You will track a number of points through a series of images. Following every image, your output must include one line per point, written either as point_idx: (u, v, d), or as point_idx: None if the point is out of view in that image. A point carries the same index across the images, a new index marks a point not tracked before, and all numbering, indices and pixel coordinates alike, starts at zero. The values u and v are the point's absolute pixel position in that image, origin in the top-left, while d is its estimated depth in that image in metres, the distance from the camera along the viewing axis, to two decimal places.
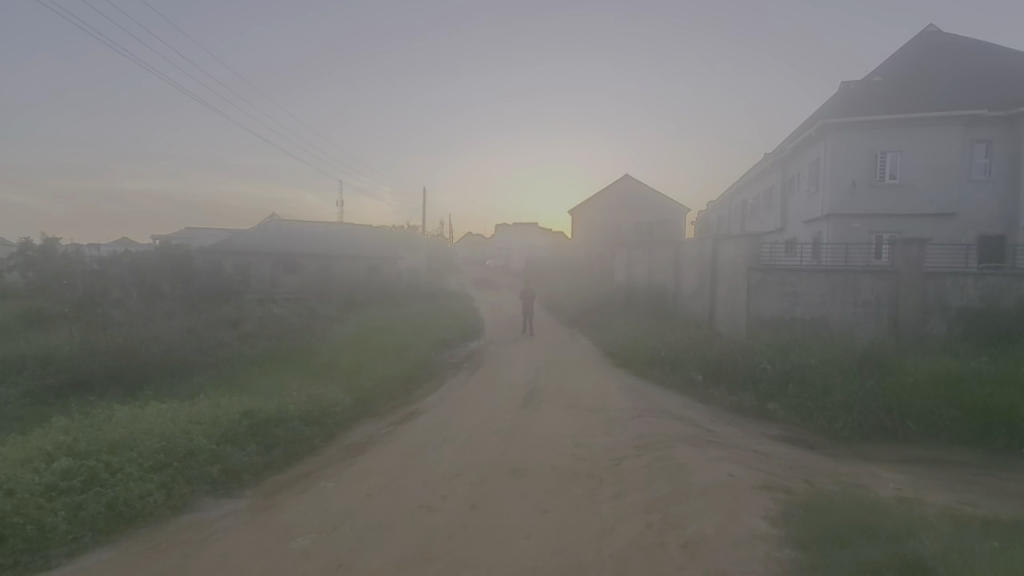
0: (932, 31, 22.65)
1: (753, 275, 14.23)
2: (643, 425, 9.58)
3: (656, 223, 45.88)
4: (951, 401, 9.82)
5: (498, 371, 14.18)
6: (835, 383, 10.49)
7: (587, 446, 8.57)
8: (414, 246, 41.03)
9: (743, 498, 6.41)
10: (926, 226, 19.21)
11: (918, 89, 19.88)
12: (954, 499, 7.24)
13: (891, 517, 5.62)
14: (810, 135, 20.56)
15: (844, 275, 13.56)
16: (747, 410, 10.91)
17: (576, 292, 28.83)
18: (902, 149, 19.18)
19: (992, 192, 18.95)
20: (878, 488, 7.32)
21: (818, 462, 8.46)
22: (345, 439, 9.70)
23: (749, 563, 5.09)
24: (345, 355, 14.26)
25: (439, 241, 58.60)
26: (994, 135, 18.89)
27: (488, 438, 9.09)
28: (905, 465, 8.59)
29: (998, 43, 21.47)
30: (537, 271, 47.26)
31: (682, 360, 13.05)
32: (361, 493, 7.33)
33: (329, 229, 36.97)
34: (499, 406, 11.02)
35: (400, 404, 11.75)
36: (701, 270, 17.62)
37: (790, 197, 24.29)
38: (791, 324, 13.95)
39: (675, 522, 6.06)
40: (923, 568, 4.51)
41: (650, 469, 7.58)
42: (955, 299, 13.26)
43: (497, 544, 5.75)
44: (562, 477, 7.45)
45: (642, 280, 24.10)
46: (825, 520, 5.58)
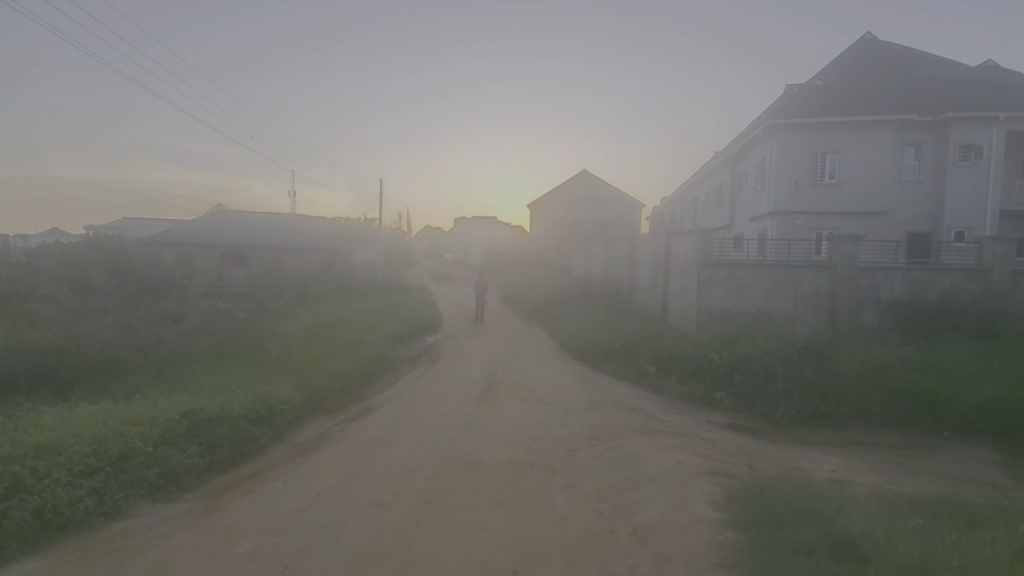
0: (870, 39, 23.91)
1: (703, 269, 14.73)
2: (597, 416, 9.77)
3: (614, 218, 46.72)
4: (881, 387, 10.50)
5: (455, 365, 14.08)
6: (777, 372, 11.02)
7: (542, 438, 8.65)
8: (370, 239, 40.19)
9: (690, 484, 6.63)
10: (861, 223, 20.38)
11: (855, 93, 21.01)
12: (882, 479, 7.76)
13: (824, 498, 5.94)
14: (758, 135, 21.42)
15: (786, 270, 14.24)
16: (696, 399, 11.32)
17: (534, 286, 29.00)
18: (841, 151, 20.24)
19: (920, 192, 20.25)
20: (814, 471, 7.75)
21: (761, 448, 8.86)
22: (295, 438, 9.40)
23: (693, 546, 5.27)
24: (296, 351, 13.81)
25: (396, 234, 57.74)
26: (923, 139, 20.15)
27: (443, 432, 9.03)
28: (839, 448, 9.14)
29: (927, 53, 22.92)
30: (496, 265, 47.19)
31: (636, 352, 13.38)
32: (311, 493, 7.13)
33: (280, 221, 35.59)
34: (455, 400, 10.98)
35: (354, 399, 11.50)
36: (655, 264, 18.11)
37: (738, 195, 25.28)
38: (738, 316, 14.54)
39: (624, 510, 6.20)
40: (851, 544, 4.77)
41: (602, 459, 7.73)
42: (886, 292, 14.14)
43: (452, 538, 5.73)
44: (516, 469, 7.49)
45: (599, 275, 24.50)
46: (765, 501, 5.85)
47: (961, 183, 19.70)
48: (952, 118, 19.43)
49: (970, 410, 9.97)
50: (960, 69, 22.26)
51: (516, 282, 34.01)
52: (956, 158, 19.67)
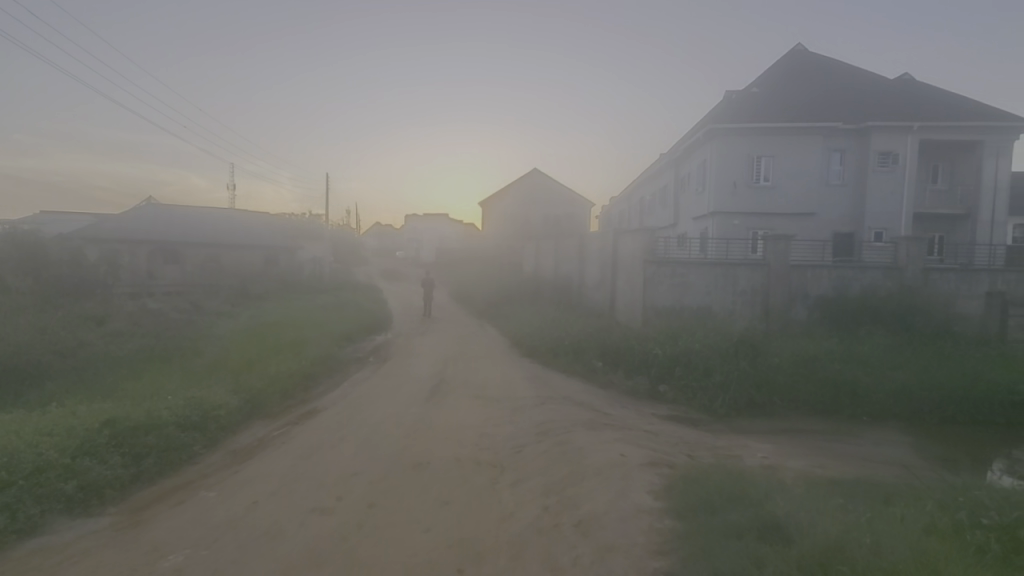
0: (800, 50, 25.38)
1: (648, 267, 15.21)
2: (545, 413, 9.88)
3: (564, 216, 47.28)
4: (808, 377, 11.22)
5: (404, 364, 13.85)
6: (715, 365, 11.57)
7: (489, 436, 8.66)
8: (317, 236, 38.89)
9: (632, 475, 6.83)
10: (792, 224, 21.67)
11: (787, 101, 22.29)
12: (808, 463, 8.29)
13: (754, 483, 6.26)
14: (699, 138, 22.37)
15: (725, 268, 14.92)
16: (640, 392, 11.71)
17: (485, 283, 28.91)
18: (774, 155, 21.41)
19: (844, 195, 21.69)
20: (747, 459, 8.18)
21: (700, 438, 9.26)
22: (231, 444, 8.96)
23: (634, 535, 5.43)
24: (234, 352, 13.15)
25: (344, 231, 56.12)
26: (847, 145, 21.62)
27: (388, 433, 8.86)
28: (771, 435, 9.71)
29: (851, 65, 24.53)
30: (447, 263, 46.70)
31: (584, 348, 13.63)
32: (246, 501, 6.82)
33: (217, 216, 33.79)
34: (402, 399, 10.81)
35: (296, 402, 11.09)
36: (603, 262, 18.53)
37: (681, 196, 26.26)
38: (680, 311, 15.12)
39: (569, 504, 6.31)
40: (778, 526, 5.03)
41: (549, 455, 7.82)
42: (813, 289, 15.05)
43: (395, 541, 5.64)
44: (463, 468, 7.46)
45: (549, 273, 24.75)
46: (700, 488, 6.11)
47: (880, 188, 21.24)
48: (872, 126, 20.93)
49: (885, 398, 10.83)
50: (878, 80, 23.97)
51: (467, 279, 33.78)
52: (875, 164, 21.21)
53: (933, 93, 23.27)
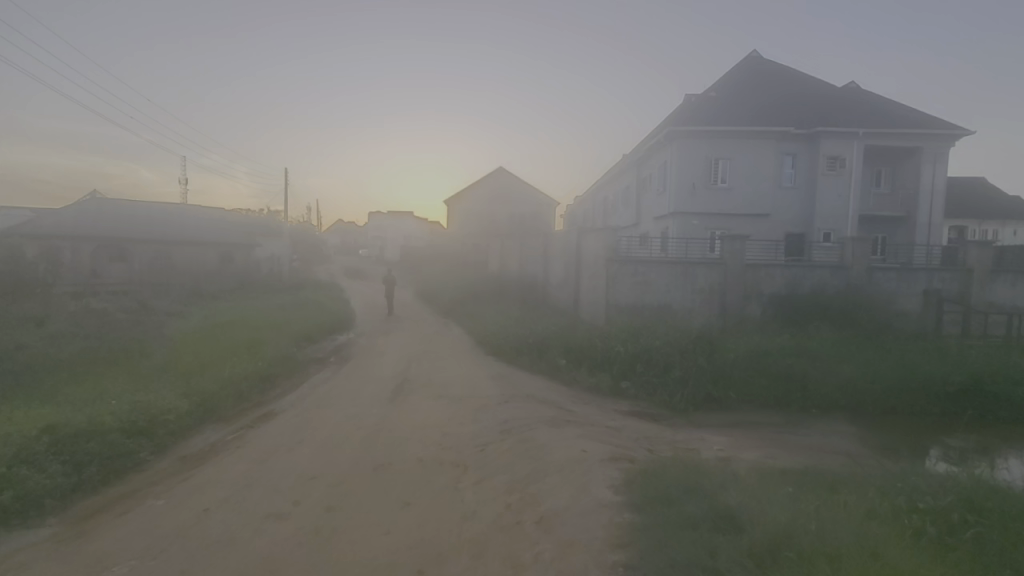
0: (754, 57, 26.30)
1: (611, 266, 15.48)
2: (508, 411, 9.91)
3: (529, 215, 47.48)
4: (762, 372, 11.68)
5: (367, 364, 13.62)
6: (674, 361, 11.89)
7: (452, 435, 8.61)
8: (276, 233, 37.73)
9: (594, 471, 6.92)
10: (747, 224, 22.49)
11: (743, 106, 23.08)
12: (761, 455, 8.62)
13: (710, 475, 6.45)
14: (660, 140, 22.92)
15: (684, 267, 15.34)
16: (603, 389, 11.90)
17: (450, 281, 28.71)
18: (731, 157, 22.15)
19: (796, 197, 22.63)
20: (704, 452, 8.43)
21: (660, 433, 9.49)
22: (181, 450, 8.58)
23: (595, 530, 5.51)
24: (185, 354, 12.60)
25: (305, 228, 54.64)
26: (798, 150, 22.54)
27: (349, 435, 8.69)
28: (727, 429, 10.04)
29: (802, 72, 25.56)
30: (411, 261, 46.13)
31: (548, 346, 13.74)
32: (198, 509, 6.56)
33: (169, 211, 32.30)
34: (364, 400, 10.62)
35: (252, 405, 10.72)
36: (567, 261, 18.72)
37: (643, 196, 26.81)
38: (642, 309, 15.46)
39: (532, 501, 6.35)
40: (731, 515, 5.19)
41: (512, 453, 7.85)
42: (767, 287, 15.62)
43: (354, 544, 5.54)
44: (425, 468, 7.40)
45: (514, 272, 24.81)
46: (658, 481, 6.24)
47: (829, 190, 22.21)
48: (821, 132, 21.87)
49: (832, 391, 11.37)
50: (827, 87, 25.06)
51: (432, 277, 33.47)
52: (824, 168, 22.18)
53: (877, 101, 24.50)
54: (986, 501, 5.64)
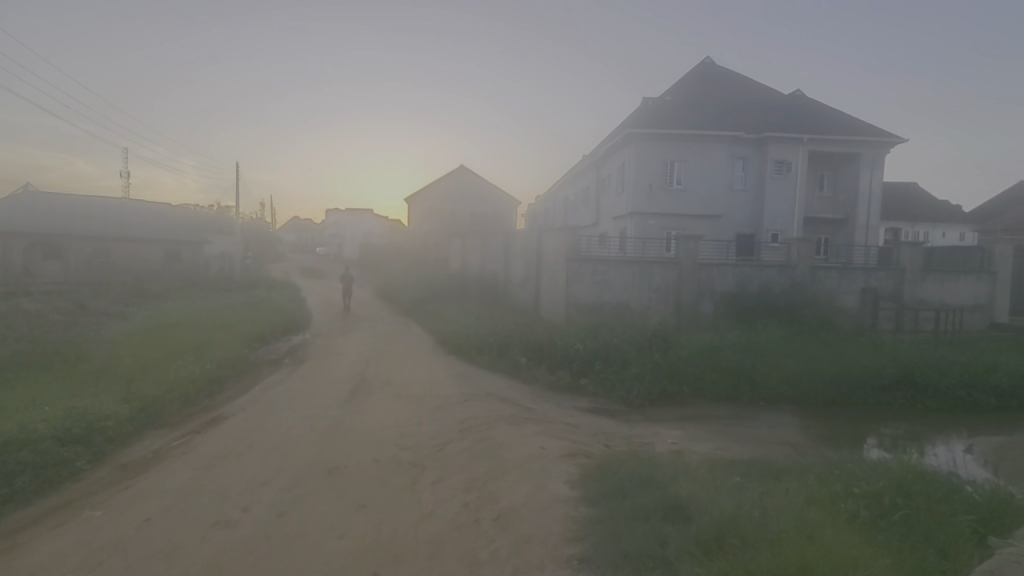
0: (707, 63, 27.17)
1: (570, 264, 15.69)
2: (468, 410, 9.87)
3: (491, 214, 47.45)
4: (713, 367, 12.12)
5: (323, 365, 13.29)
6: (631, 358, 12.17)
7: (410, 436, 8.52)
8: (227, 230, 36.28)
9: (551, 466, 7.00)
10: (701, 225, 23.27)
11: (697, 110, 23.83)
12: (712, 447, 8.94)
13: (662, 468, 6.64)
14: (618, 141, 23.40)
15: (641, 266, 15.72)
16: (562, 386, 12.06)
17: (410, 280, 28.35)
18: (685, 160, 22.85)
19: (747, 199, 23.54)
20: (658, 446, 8.67)
21: (616, 428, 9.69)
22: (121, 457, 8.14)
23: (551, 525, 5.58)
24: (126, 357, 11.93)
25: (259, 225, 52.71)
26: (748, 154, 23.47)
27: (303, 438, 8.45)
28: (681, 422, 10.37)
29: (752, 79, 26.58)
30: (371, 260, 45.24)
31: (508, 344, 13.79)
32: (139, 518, 6.24)
33: (109, 206, 30.48)
34: (320, 401, 10.36)
35: (199, 409, 10.26)
36: (528, 259, 18.84)
37: (602, 195, 27.28)
38: (600, 307, 15.75)
39: (489, 498, 6.36)
40: (680, 506, 5.35)
41: (470, 451, 7.84)
42: (720, 285, 16.19)
43: (306, 549, 5.42)
44: (382, 469, 7.30)
45: (475, 270, 24.76)
46: (612, 475, 6.37)
47: (777, 193, 23.21)
48: (769, 137, 22.84)
49: (778, 384, 11.94)
50: (775, 94, 26.18)
51: (392, 276, 32.94)
52: (772, 172, 23.17)
53: (820, 108, 25.76)
54: (913, 484, 6.04)
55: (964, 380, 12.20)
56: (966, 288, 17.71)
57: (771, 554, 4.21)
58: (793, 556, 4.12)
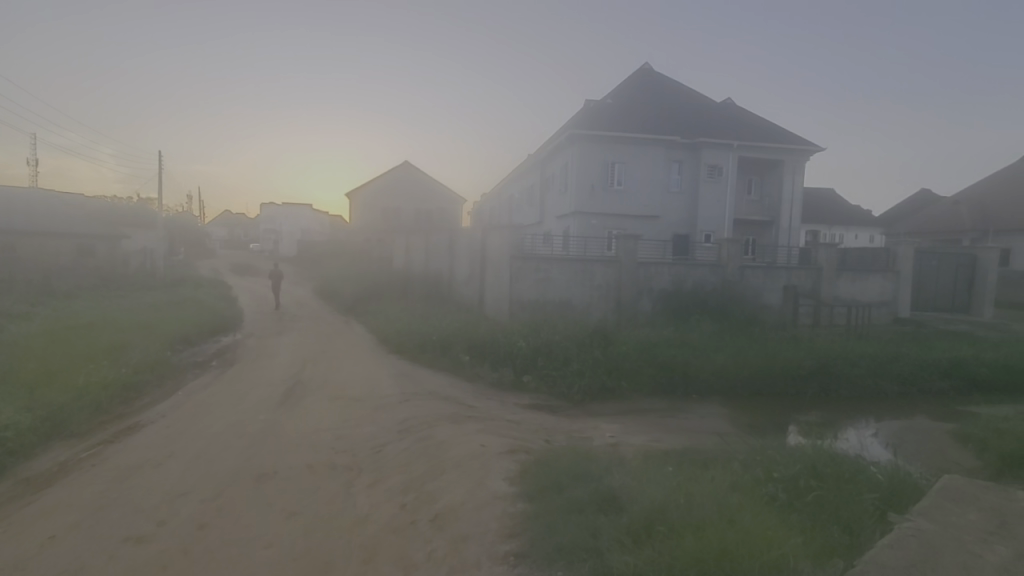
0: (646, 69, 28.12)
1: (514, 263, 15.78)
2: (408, 409, 9.71)
3: (435, 211, 46.88)
4: (650, 361, 12.58)
5: (256, 367, 12.67)
6: (572, 354, 12.41)
7: (346, 438, 8.27)
8: (151, 224, 33.81)
9: (490, 463, 7.00)
10: (640, 225, 24.13)
11: (636, 114, 24.62)
12: (647, 439, 9.28)
13: (598, 461, 6.80)
14: (562, 142, 23.81)
15: (582, 264, 16.06)
16: (505, 384, 12.12)
17: (352, 277, 27.55)
18: (625, 162, 23.58)
19: (683, 200, 24.56)
20: (597, 440, 8.89)
21: (557, 423, 9.86)
22: (22, 473, 7.41)
23: (488, 522, 5.59)
24: (28, 361, 10.83)
25: (186, 219, 49.40)
26: (683, 158, 24.50)
27: (230, 444, 8.01)
28: (619, 416, 10.69)
29: (687, 86, 27.69)
30: (309, 256, 43.54)
31: (452, 342, 13.70)
32: (40, 537, 5.73)
33: (11, 195, 27.59)
34: (251, 405, 9.84)
35: (114, 417, 9.50)
36: (472, 257, 18.79)
37: (546, 195, 27.65)
38: (543, 305, 15.96)
39: (427, 499, 6.29)
40: (613, 497, 5.50)
41: (409, 451, 7.72)
42: (657, 283, 16.82)
43: (229, 563, 5.16)
44: (315, 473, 7.05)
45: (419, 267, 24.41)
46: (550, 470, 6.46)
47: (710, 195, 24.38)
48: (702, 142, 23.92)
49: (709, 376, 12.57)
50: (708, 102, 27.46)
51: (332, 273, 31.85)
52: (705, 176, 24.28)
53: (748, 116, 27.22)
54: (825, 467, 6.51)
55: (871, 370, 13.32)
56: (874, 286, 19.32)
57: (694, 539, 4.41)
58: (715, 540, 4.33)
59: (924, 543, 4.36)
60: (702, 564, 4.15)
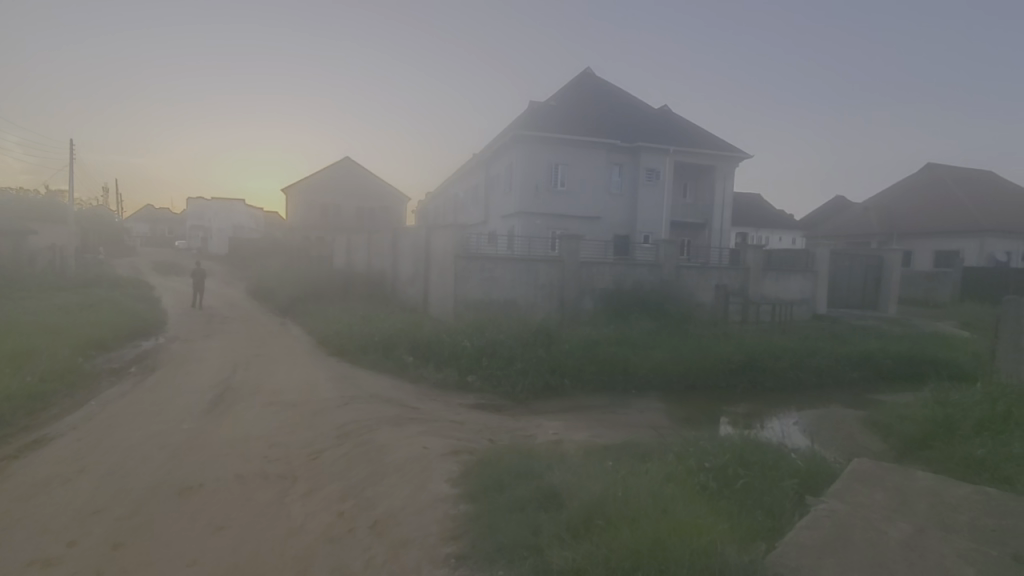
0: (588, 74, 28.75)
1: (458, 262, 15.69)
2: (348, 413, 9.42)
3: (379, 209, 45.81)
4: (592, 359, 12.90)
5: (182, 372, 11.86)
6: (516, 353, 12.49)
7: (280, 446, 7.90)
8: (60, 220, 30.91)
9: (433, 465, 6.89)
10: (582, 225, 24.67)
11: (579, 117, 25.14)
12: (589, 435, 9.50)
13: (540, 459, 6.86)
14: (506, 142, 23.93)
15: (527, 263, 16.21)
16: (449, 384, 12.02)
17: (289, 276, 26.40)
18: (568, 163, 24.03)
19: (624, 202, 25.32)
20: (540, 438, 8.98)
21: (501, 422, 9.89)
22: None
23: (429, 525, 5.51)
24: None
25: (101, 213, 45.51)
26: (624, 161, 25.26)
27: (151, 456, 7.46)
28: (562, 413, 10.88)
29: (627, 92, 28.57)
30: (242, 255, 41.31)
31: (395, 343, 13.46)
32: None
33: None
34: (175, 414, 9.19)
35: (16, 431, 8.58)
36: (416, 255, 18.52)
37: (491, 195, 27.72)
38: (488, 304, 15.97)
39: (366, 505, 6.14)
40: (554, 494, 5.57)
41: (349, 456, 7.48)
42: (599, 283, 17.25)
43: None
44: (246, 483, 6.70)
45: (361, 266, 23.76)
46: (493, 470, 6.45)
47: (649, 198, 25.29)
48: (641, 147, 24.77)
49: (648, 372, 13.04)
50: (646, 107, 28.45)
51: (267, 273, 30.38)
52: (644, 179, 25.16)
53: (683, 123, 28.45)
54: (751, 456, 6.91)
55: (792, 363, 14.30)
56: (795, 285, 20.76)
57: (630, 531, 4.55)
58: (649, 531, 4.48)
59: (836, 523, 4.72)
60: (638, 554, 4.29)
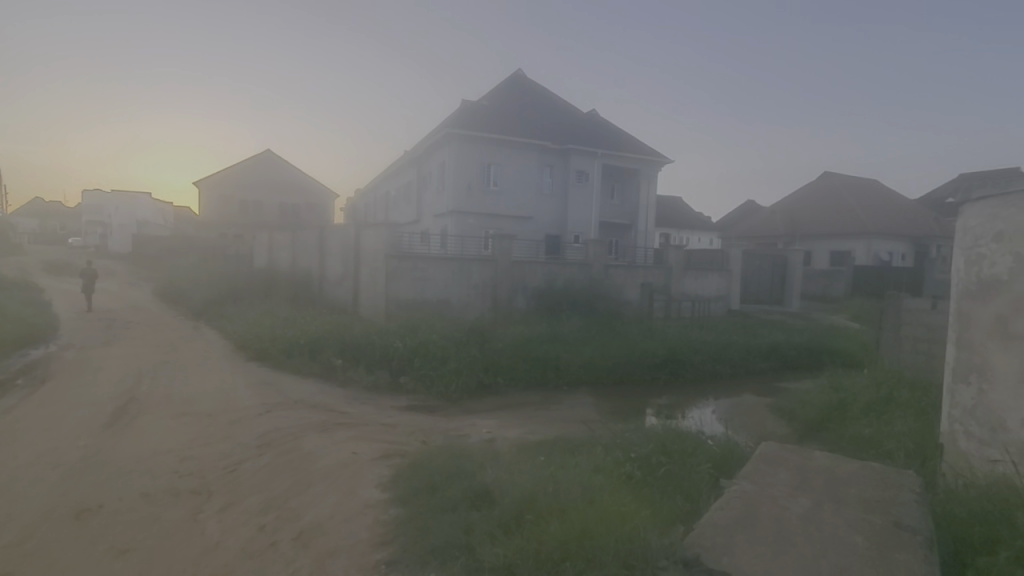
0: (520, 76, 29.07)
1: (390, 261, 15.34)
2: (271, 421, 8.92)
3: (304, 206, 43.78)
4: (525, 357, 13.10)
5: (79, 383, 10.70)
6: (450, 353, 12.42)
7: (194, 459, 7.34)
8: None
9: (363, 470, 6.70)
10: (515, 224, 24.92)
11: (511, 118, 25.39)
12: (522, 432, 9.62)
13: (472, 458, 6.86)
14: (438, 140, 23.70)
15: (460, 263, 16.15)
16: (379, 386, 11.72)
17: (204, 276, 24.60)
18: (500, 163, 24.19)
19: (555, 203, 25.84)
20: (473, 437, 8.97)
21: (434, 423, 9.79)
22: None
23: (358, 532, 5.36)
24: None
25: None
26: (555, 163, 25.78)
27: (40, 477, 6.68)
28: (496, 412, 10.95)
29: (557, 95, 29.17)
30: (147, 253, 37.90)
31: (323, 346, 12.94)
32: None
33: None
34: (70, 430, 8.28)
35: None
36: (344, 254, 17.89)
37: (423, 193, 27.32)
38: (421, 304, 15.74)
39: (290, 516, 5.86)
40: (486, 492, 5.58)
41: (272, 466, 7.10)
42: (531, 281, 17.51)
43: None
44: (156, 501, 6.18)
45: (285, 265, 22.60)
46: (424, 471, 6.36)
47: (579, 199, 25.99)
48: (571, 149, 25.40)
49: (578, 368, 13.45)
50: (576, 111, 29.19)
51: (177, 272, 28.09)
52: (574, 180, 25.83)
53: (610, 127, 29.46)
54: (672, 445, 7.31)
55: (710, 356, 15.29)
56: (712, 283, 22.17)
57: (559, 523, 4.68)
58: (577, 523, 4.63)
59: (746, 503, 5.11)
60: (566, 546, 4.42)
